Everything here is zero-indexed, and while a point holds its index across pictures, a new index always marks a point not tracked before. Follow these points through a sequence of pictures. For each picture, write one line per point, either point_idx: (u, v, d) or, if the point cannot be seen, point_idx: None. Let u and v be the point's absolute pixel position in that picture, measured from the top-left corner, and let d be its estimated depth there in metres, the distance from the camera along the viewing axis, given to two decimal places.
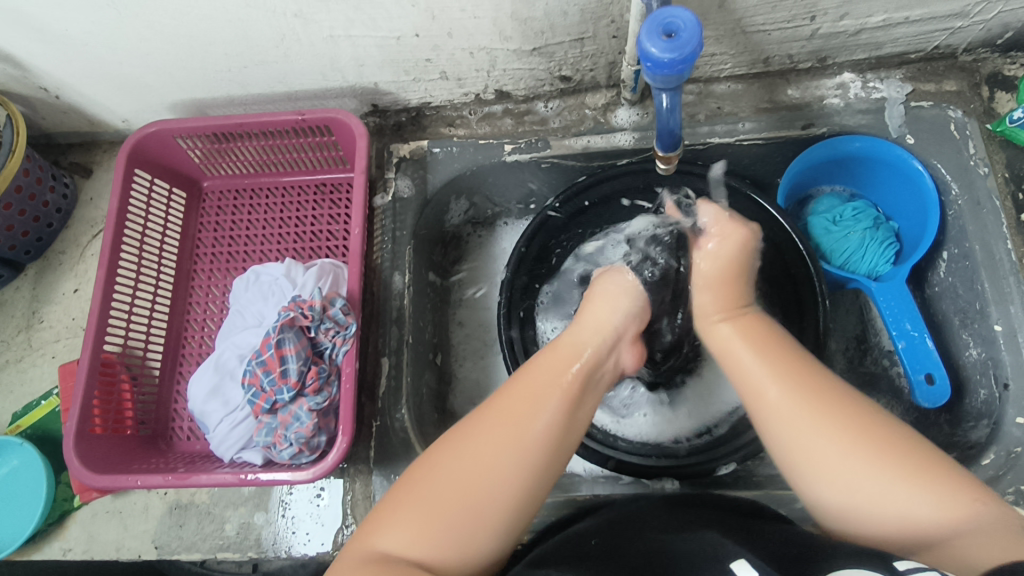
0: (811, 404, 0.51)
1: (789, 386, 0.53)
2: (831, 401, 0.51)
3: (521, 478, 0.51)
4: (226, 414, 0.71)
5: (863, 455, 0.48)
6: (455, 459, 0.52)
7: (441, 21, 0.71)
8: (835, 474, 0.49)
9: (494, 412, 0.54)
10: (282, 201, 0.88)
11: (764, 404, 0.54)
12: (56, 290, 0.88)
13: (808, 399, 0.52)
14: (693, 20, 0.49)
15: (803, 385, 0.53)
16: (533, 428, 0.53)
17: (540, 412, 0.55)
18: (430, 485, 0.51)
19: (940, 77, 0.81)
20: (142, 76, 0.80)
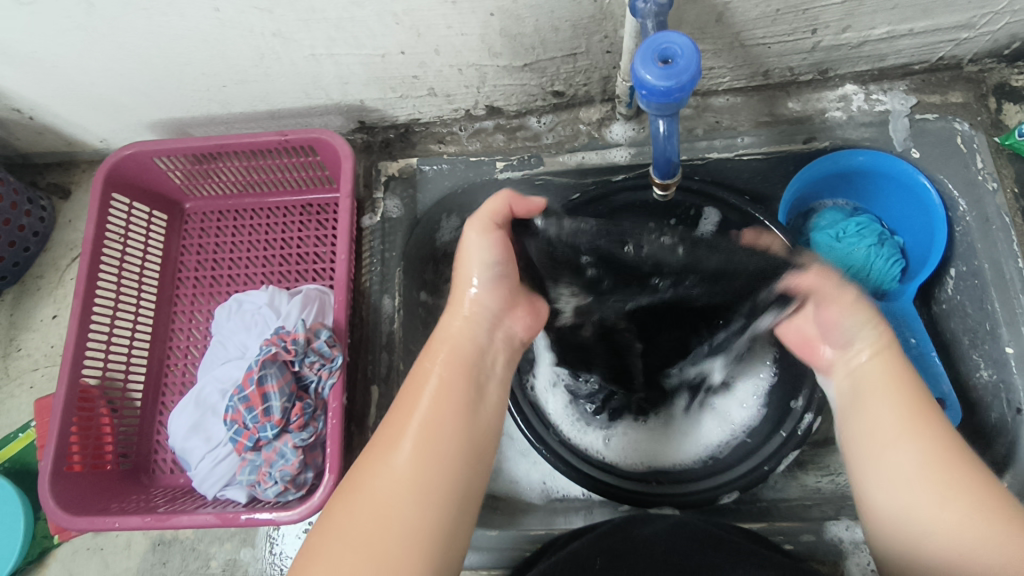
0: (946, 468, 0.45)
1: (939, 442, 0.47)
2: (952, 457, 0.46)
3: (444, 484, 0.47)
4: (208, 451, 0.68)
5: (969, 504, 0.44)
6: (366, 506, 0.45)
7: (427, 38, 0.69)
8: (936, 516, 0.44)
9: (415, 436, 0.48)
10: (266, 223, 0.85)
11: (867, 450, 0.49)
12: (34, 317, 0.85)
13: (947, 448, 0.46)
14: (690, 45, 0.46)
15: (936, 435, 0.47)
16: (393, 458, 0.47)
17: (444, 420, 0.50)
18: (357, 514, 0.44)
19: (945, 89, 0.78)
20: (119, 97, 0.77)
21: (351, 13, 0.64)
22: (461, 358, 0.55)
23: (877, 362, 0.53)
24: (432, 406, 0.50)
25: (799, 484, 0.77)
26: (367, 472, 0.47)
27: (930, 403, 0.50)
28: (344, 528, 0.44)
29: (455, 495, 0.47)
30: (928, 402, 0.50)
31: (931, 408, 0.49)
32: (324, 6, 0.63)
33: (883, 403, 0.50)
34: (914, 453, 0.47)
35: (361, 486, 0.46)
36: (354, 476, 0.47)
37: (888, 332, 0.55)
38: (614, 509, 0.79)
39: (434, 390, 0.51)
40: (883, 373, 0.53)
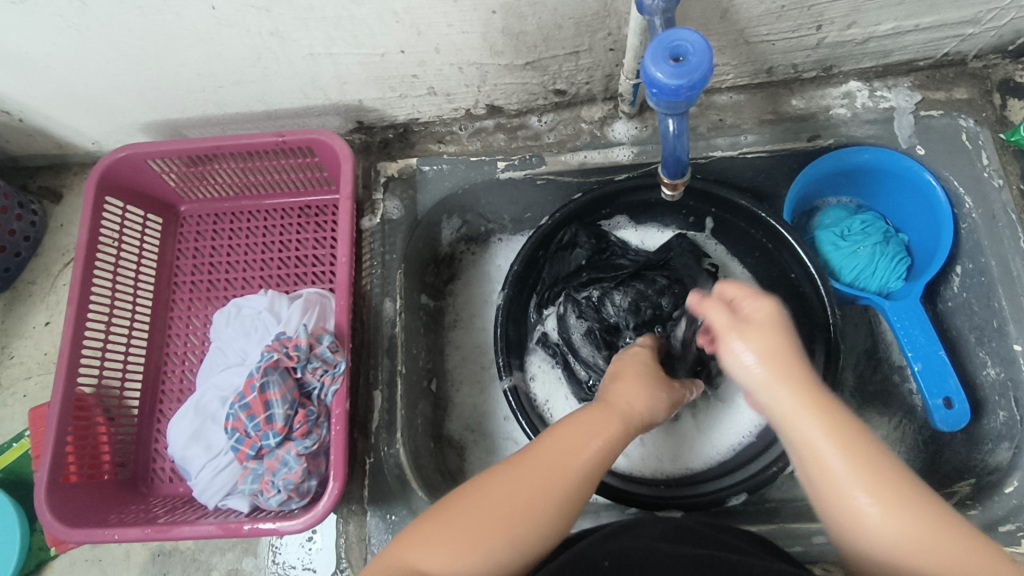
0: (888, 495, 0.41)
1: (865, 481, 0.41)
2: (903, 491, 0.41)
3: (557, 510, 0.48)
4: (209, 460, 0.67)
5: (916, 541, 0.40)
6: (493, 501, 0.47)
7: (428, 37, 0.67)
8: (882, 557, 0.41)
9: (543, 455, 0.50)
10: (264, 225, 0.84)
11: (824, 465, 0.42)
12: (27, 323, 0.84)
13: (869, 472, 0.41)
14: (702, 42, 0.45)
15: (864, 468, 0.41)
16: (578, 467, 0.50)
17: (599, 449, 0.51)
18: (467, 518, 0.47)
19: (949, 85, 0.78)
20: (111, 98, 0.75)
21: (350, 11, 0.63)
22: (616, 418, 0.54)
23: (768, 369, 0.44)
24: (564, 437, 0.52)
25: None
26: (488, 483, 0.49)
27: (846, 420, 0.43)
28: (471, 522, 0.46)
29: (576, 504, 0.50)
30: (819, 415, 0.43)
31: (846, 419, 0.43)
32: (323, 5, 0.61)
33: (803, 429, 0.43)
34: (818, 438, 0.42)
35: (500, 481, 0.49)
36: (505, 475, 0.49)
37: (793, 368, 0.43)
38: (620, 512, 0.79)
39: (605, 427, 0.53)
40: (753, 361, 0.44)
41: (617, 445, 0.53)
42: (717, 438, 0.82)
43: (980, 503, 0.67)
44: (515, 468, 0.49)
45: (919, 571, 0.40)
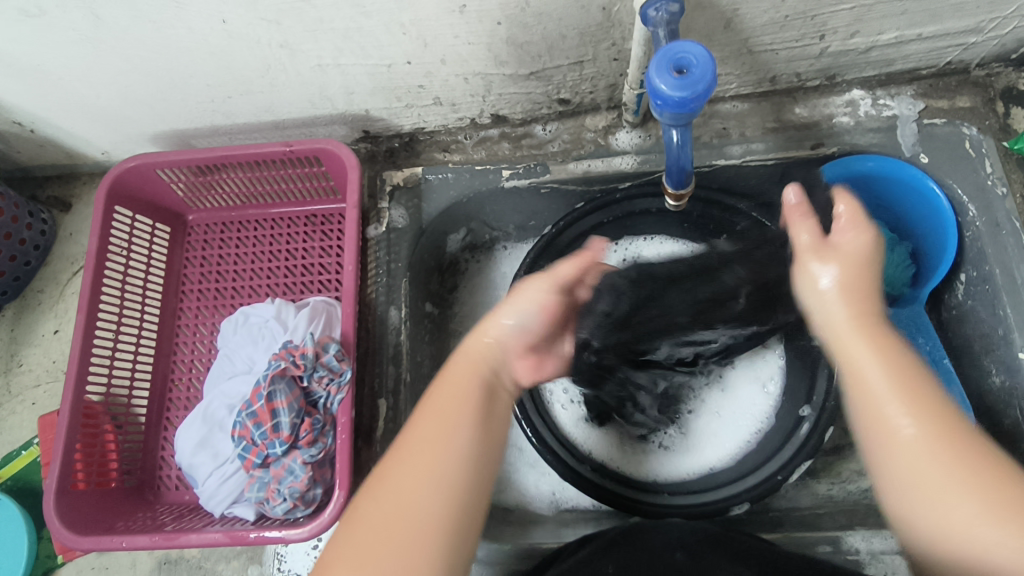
0: (948, 448, 0.42)
1: (915, 412, 0.44)
2: (928, 413, 0.44)
3: (439, 508, 0.47)
4: (215, 468, 0.67)
5: (967, 480, 0.41)
6: (382, 503, 0.47)
7: (434, 48, 0.68)
8: (925, 483, 0.42)
9: (405, 452, 0.50)
10: (270, 234, 0.84)
11: (894, 445, 0.44)
12: (36, 332, 0.84)
13: (908, 398, 0.44)
14: (706, 55, 0.45)
15: (920, 406, 0.44)
16: (444, 452, 0.50)
17: (469, 425, 0.52)
18: (375, 519, 0.47)
19: (952, 93, 0.78)
20: (122, 109, 0.76)
21: (359, 23, 0.63)
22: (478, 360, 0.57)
23: (827, 318, 0.49)
24: (443, 442, 0.50)
25: (810, 492, 0.81)
26: (367, 500, 0.48)
27: (953, 416, 0.44)
28: (387, 509, 0.47)
29: (466, 495, 0.49)
30: (931, 384, 0.45)
31: (931, 390, 0.44)
32: (332, 17, 0.62)
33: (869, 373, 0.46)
34: (872, 372, 0.45)
35: (368, 499, 0.48)
36: (380, 480, 0.49)
37: (886, 335, 0.47)
38: (625, 520, 0.79)
39: (460, 405, 0.53)
40: (878, 375, 0.45)
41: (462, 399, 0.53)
42: (739, 428, 0.82)
43: None
44: (381, 475, 0.49)
45: (958, 508, 0.41)
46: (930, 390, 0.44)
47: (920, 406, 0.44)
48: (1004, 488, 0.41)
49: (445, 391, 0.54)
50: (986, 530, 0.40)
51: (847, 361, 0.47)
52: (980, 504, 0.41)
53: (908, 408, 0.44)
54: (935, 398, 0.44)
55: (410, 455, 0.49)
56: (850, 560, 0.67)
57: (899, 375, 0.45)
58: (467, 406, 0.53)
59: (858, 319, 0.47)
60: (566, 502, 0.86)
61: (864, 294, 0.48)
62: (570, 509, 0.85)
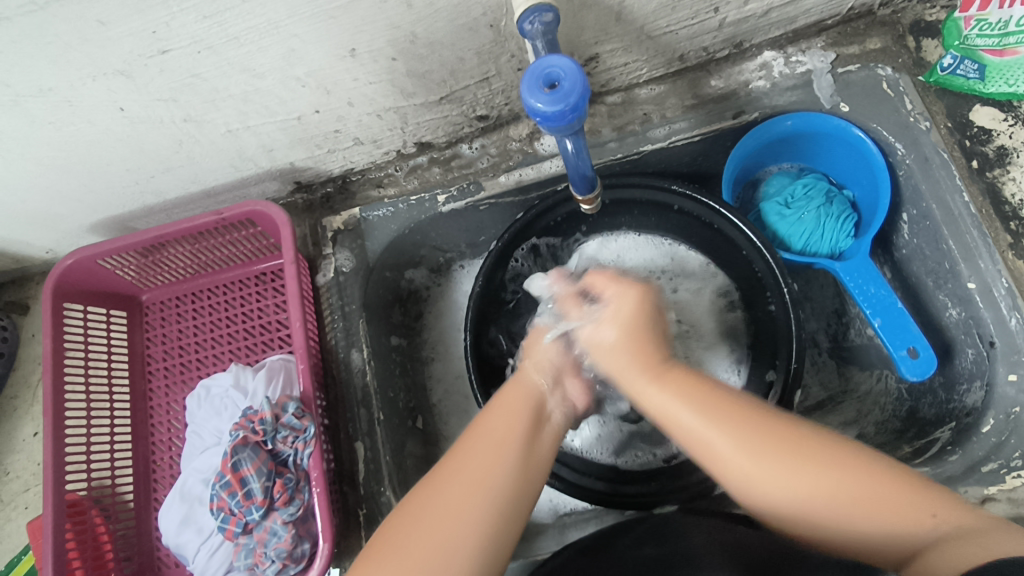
0: (759, 453, 0.47)
1: (718, 427, 0.49)
2: (776, 440, 0.47)
3: (474, 531, 0.47)
4: (203, 543, 0.68)
5: (795, 470, 0.46)
6: (417, 528, 0.46)
7: (337, 94, 0.69)
8: (767, 485, 0.47)
9: (457, 455, 0.51)
10: (225, 300, 0.85)
11: (684, 431, 0.50)
12: (16, 436, 0.86)
13: (723, 423, 0.49)
14: (572, 65, 0.46)
15: (715, 419, 0.49)
16: (498, 465, 0.50)
17: (513, 444, 0.52)
18: (406, 541, 0.46)
19: (862, 37, 0.78)
20: (53, 209, 0.78)
21: (255, 85, 0.64)
22: (528, 393, 0.57)
23: (608, 345, 0.56)
24: (502, 455, 0.51)
25: None
26: (404, 512, 0.48)
27: (750, 410, 0.49)
28: (458, 506, 0.47)
29: (523, 487, 0.50)
30: (733, 408, 0.49)
31: (752, 412, 0.49)
32: (226, 85, 0.63)
33: (681, 419, 0.50)
34: (685, 415, 0.50)
35: (422, 498, 0.48)
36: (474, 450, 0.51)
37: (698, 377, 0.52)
38: (620, 514, 0.80)
39: (509, 426, 0.53)
40: (692, 419, 0.50)
41: (511, 424, 0.53)
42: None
43: (961, 448, 0.68)
44: (429, 490, 0.49)
45: (769, 475, 0.47)
46: (773, 421, 0.49)
47: (734, 433, 0.48)
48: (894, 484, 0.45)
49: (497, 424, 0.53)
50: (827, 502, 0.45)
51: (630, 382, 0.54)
52: (833, 478, 0.45)
53: (726, 430, 0.48)
54: (756, 426, 0.48)
55: (460, 476, 0.49)
56: None
57: (705, 412, 0.49)
58: (517, 423, 0.54)
59: (659, 379, 0.53)
60: (564, 506, 0.87)
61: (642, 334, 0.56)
62: (569, 513, 0.85)
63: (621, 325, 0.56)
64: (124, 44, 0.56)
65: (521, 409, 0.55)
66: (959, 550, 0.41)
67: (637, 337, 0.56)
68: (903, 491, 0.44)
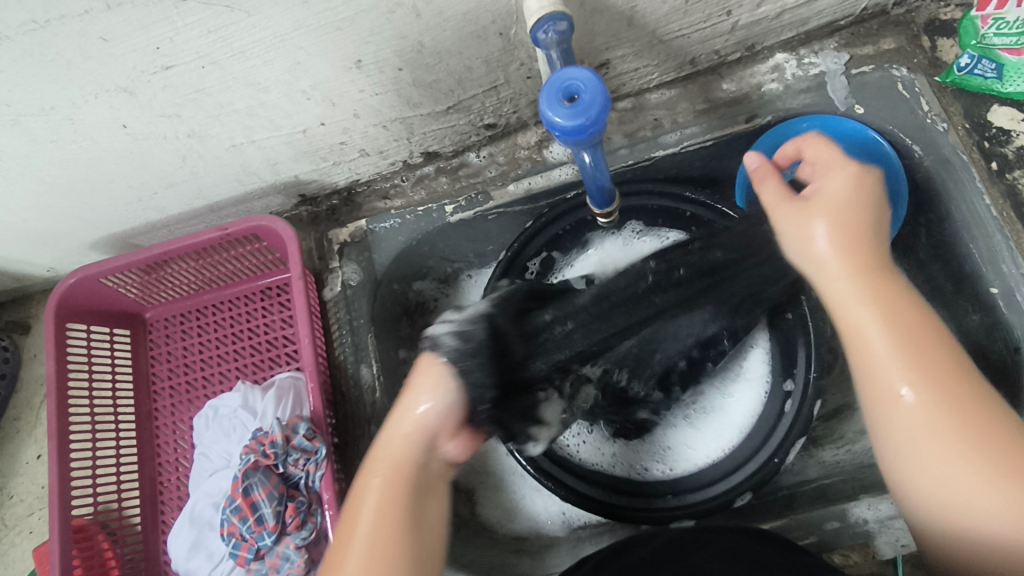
0: (943, 402, 0.43)
1: (908, 358, 0.45)
2: (963, 405, 0.43)
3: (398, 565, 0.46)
4: (213, 569, 0.66)
5: (964, 441, 0.43)
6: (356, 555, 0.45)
7: (343, 106, 0.67)
8: (925, 440, 0.44)
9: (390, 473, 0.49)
10: (230, 316, 0.84)
11: (866, 351, 0.46)
12: (20, 460, 0.84)
13: (910, 350, 0.45)
14: (592, 77, 0.44)
15: (901, 336, 0.45)
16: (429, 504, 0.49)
17: (444, 488, 0.51)
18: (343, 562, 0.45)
19: (876, 37, 0.76)
20: (54, 228, 0.76)
21: (259, 99, 0.63)
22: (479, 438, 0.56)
23: (837, 255, 0.48)
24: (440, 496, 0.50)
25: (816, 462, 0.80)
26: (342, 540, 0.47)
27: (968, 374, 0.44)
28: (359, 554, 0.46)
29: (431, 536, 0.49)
30: (944, 346, 0.45)
31: (962, 359, 0.45)
32: (230, 100, 0.62)
33: (852, 310, 0.47)
34: (871, 329, 0.46)
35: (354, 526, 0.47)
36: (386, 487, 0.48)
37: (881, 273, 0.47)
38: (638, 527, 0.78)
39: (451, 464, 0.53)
40: (879, 333, 0.46)
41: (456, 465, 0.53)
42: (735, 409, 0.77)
43: None
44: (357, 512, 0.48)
45: (928, 437, 0.44)
46: (948, 356, 0.45)
47: (916, 359, 0.44)
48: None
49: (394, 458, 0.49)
50: (978, 488, 0.42)
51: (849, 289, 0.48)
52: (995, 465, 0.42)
53: (906, 363, 0.44)
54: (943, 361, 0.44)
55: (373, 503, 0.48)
56: (860, 531, 0.67)
57: (902, 337, 0.45)
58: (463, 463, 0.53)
59: (890, 327, 0.45)
60: (577, 519, 0.84)
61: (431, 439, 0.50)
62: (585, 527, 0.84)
63: (844, 204, 0.49)
64: (125, 62, 0.54)
65: (474, 449, 0.55)
66: None
67: (874, 251, 0.48)
68: None
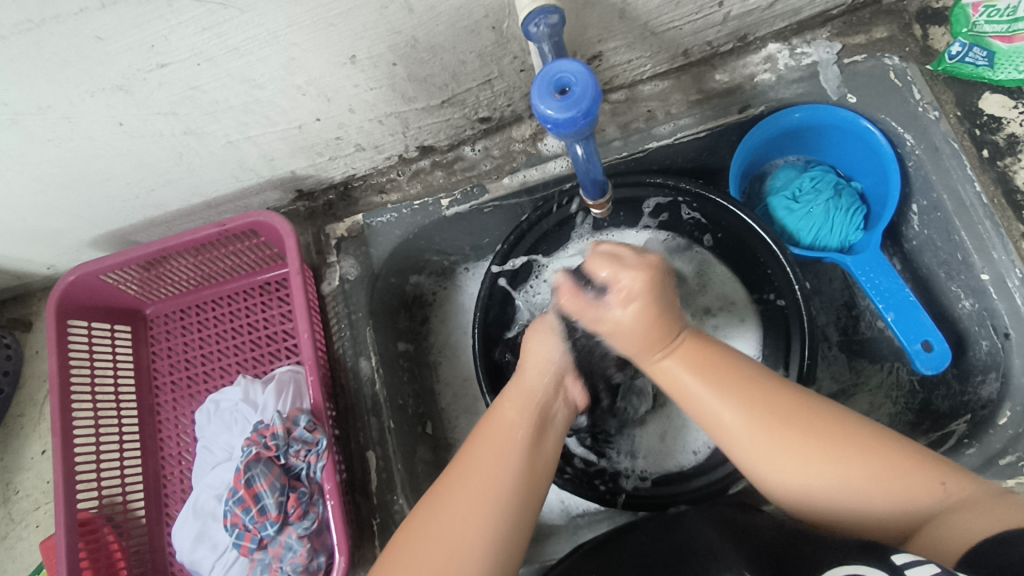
0: (781, 426, 0.50)
1: (729, 400, 0.53)
2: (807, 422, 0.50)
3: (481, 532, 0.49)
4: (218, 559, 0.67)
5: (828, 461, 0.48)
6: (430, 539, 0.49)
7: (337, 100, 0.67)
8: (792, 470, 0.50)
9: (460, 484, 0.52)
10: (230, 311, 0.85)
11: (715, 424, 0.53)
12: (24, 455, 0.85)
13: (736, 400, 0.52)
14: (583, 69, 0.45)
15: (742, 398, 0.52)
16: (504, 474, 0.53)
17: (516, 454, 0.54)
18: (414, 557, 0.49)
19: (868, 26, 0.76)
20: (54, 225, 0.77)
21: (255, 95, 0.63)
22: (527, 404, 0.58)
23: (657, 356, 0.56)
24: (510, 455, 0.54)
25: None
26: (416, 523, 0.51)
27: (806, 403, 0.51)
28: (462, 496, 0.51)
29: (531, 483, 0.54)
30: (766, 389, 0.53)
31: (809, 404, 0.51)
32: (224, 97, 0.62)
33: (694, 399, 0.55)
34: (717, 410, 0.53)
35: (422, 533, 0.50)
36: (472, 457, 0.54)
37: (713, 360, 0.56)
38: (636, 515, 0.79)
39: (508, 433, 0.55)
40: (701, 390, 0.54)
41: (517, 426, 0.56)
42: None
43: (978, 441, 0.67)
44: (433, 507, 0.51)
45: (804, 468, 0.49)
46: (814, 407, 0.51)
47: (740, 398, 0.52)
48: (906, 465, 0.47)
49: (502, 420, 0.57)
50: (848, 484, 0.48)
51: (645, 359, 0.58)
52: (853, 457, 0.48)
53: (761, 427, 0.51)
54: (786, 401, 0.52)
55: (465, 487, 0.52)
56: None
57: (739, 402, 0.52)
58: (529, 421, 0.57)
59: (711, 389, 0.53)
60: (576, 508, 0.85)
61: (655, 323, 0.56)
62: (582, 514, 0.84)
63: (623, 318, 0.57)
64: (121, 60, 0.55)
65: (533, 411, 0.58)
66: (966, 518, 0.44)
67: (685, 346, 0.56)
68: (914, 466, 0.47)
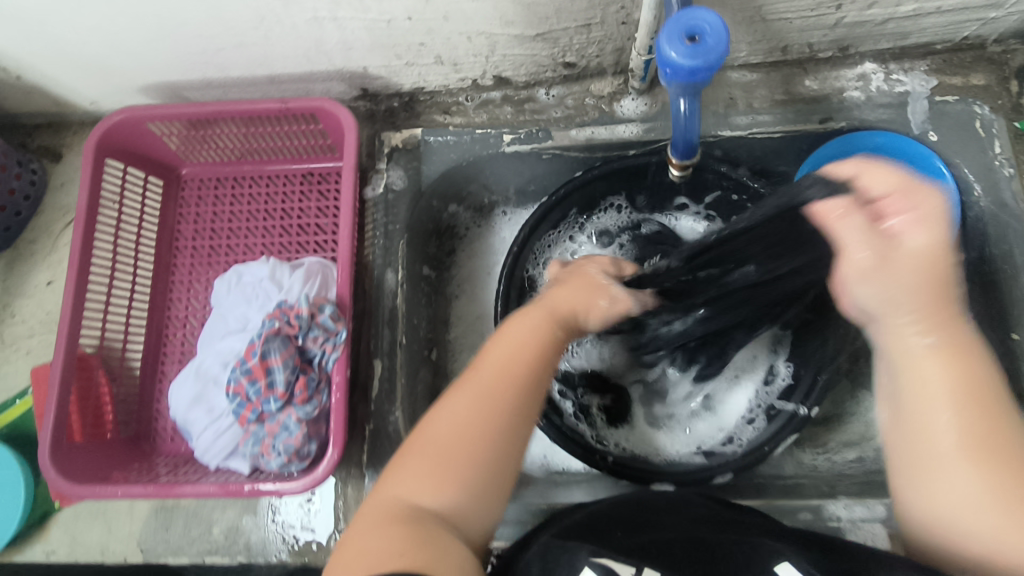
0: (973, 433, 0.44)
1: (950, 375, 0.46)
2: (995, 442, 0.44)
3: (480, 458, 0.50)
4: (210, 423, 0.69)
5: (987, 474, 0.43)
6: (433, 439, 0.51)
7: (436, 4, 0.65)
8: (945, 454, 0.45)
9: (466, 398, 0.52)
10: (266, 192, 0.83)
11: (910, 363, 0.47)
12: (28, 282, 0.84)
13: (956, 369, 0.46)
14: (720, 23, 0.44)
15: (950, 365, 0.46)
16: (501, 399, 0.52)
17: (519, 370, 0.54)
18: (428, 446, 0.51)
19: (967, 69, 0.76)
20: (109, 57, 0.73)
21: None
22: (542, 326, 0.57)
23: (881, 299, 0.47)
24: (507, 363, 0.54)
25: (796, 460, 0.82)
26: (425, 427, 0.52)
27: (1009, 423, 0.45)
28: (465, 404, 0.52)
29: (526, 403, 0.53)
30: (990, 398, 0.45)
31: (1007, 438, 0.44)
32: None
33: (918, 344, 0.47)
34: (931, 357, 0.46)
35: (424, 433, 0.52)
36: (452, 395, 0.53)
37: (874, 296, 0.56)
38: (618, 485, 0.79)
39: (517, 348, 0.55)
40: (932, 353, 0.46)
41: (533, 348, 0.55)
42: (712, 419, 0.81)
43: None
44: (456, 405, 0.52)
45: (952, 457, 0.45)
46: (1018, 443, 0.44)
47: (957, 370, 0.46)
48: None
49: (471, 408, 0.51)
50: (968, 479, 0.44)
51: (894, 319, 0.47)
52: (984, 487, 0.43)
53: (956, 415, 0.45)
54: (991, 412, 0.45)
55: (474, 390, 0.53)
56: (831, 525, 0.69)
57: (961, 402, 0.45)
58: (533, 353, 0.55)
59: (946, 356, 0.46)
60: (556, 466, 0.86)
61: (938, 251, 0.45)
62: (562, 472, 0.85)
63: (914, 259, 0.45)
64: None
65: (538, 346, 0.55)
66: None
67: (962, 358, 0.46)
68: None
